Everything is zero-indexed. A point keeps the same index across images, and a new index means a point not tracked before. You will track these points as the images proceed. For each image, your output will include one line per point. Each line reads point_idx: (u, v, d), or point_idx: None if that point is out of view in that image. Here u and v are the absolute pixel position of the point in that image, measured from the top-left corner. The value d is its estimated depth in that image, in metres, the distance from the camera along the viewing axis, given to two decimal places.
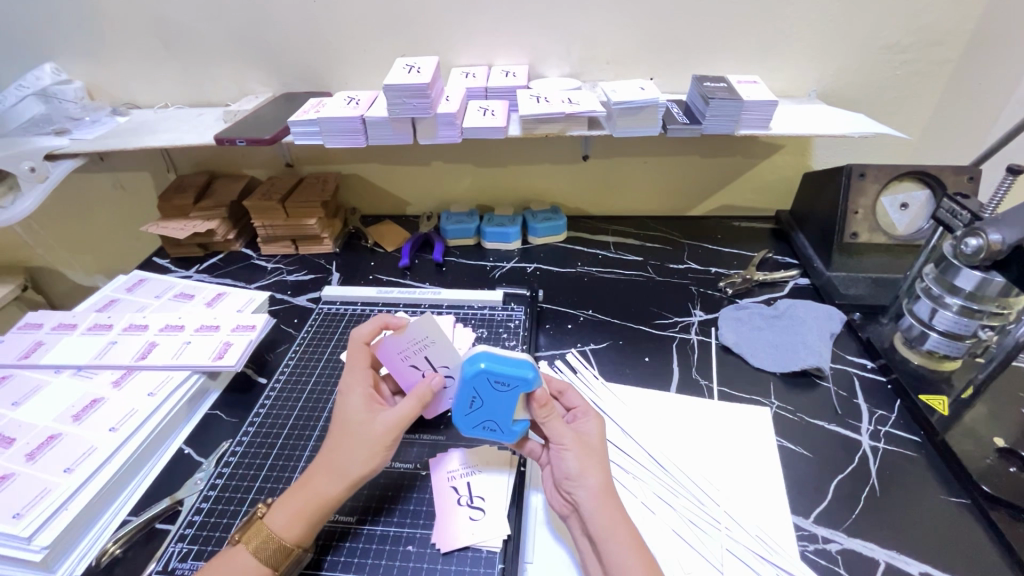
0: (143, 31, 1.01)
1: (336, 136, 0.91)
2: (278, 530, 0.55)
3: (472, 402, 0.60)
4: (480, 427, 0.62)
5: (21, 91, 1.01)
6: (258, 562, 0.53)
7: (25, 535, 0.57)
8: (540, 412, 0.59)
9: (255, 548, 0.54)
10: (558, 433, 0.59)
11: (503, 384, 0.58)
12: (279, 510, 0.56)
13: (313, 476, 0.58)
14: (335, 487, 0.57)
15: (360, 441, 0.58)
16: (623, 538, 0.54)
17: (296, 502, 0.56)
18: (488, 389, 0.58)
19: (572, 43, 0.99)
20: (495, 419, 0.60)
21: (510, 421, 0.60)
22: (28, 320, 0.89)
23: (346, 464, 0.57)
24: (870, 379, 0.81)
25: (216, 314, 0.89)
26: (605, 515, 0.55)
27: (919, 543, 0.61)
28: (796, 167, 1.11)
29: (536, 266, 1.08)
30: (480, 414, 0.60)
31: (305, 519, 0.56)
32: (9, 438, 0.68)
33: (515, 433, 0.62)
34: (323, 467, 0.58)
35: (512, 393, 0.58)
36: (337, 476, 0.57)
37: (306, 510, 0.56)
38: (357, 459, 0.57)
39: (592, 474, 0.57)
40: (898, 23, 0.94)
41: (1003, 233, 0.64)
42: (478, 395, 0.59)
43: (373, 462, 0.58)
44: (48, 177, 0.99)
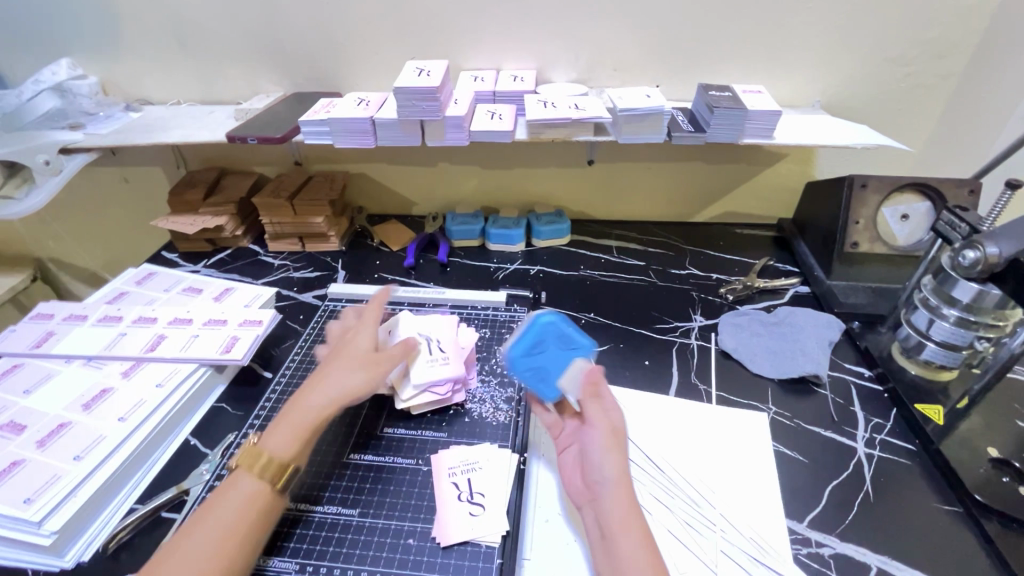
0: (159, 29, 1.03)
1: (346, 136, 0.92)
2: (270, 446, 0.59)
3: (535, 346, 0.65)
4: (526, 371, 0.65)
5: (37, 85, 1.02)
6: (253, 480, 0.57)
7: (35, 520, 0.58)
8: (585, 391, 0.63)
9: (251, 471, 0.57)
10: (595, 417, 0.62)
11: (571, 341, 0.66)
12: (269, 432, 0.60)
13: (299, 398, 0.63)
14: (322, 407, 0.63)
15: (347, 364, 0.66)
16: (635, 532, 0.54)
17: (286, 423, 0.61)
18: (552, 340, 0.66)
19: (580, 50, 1.00)
20: (545, 370, 0.65)
21: (556, 379, 0.65)
22: (40, 310, 0.91)
23: (330, 383, 0.64)
24: (868, 388, 0.82)
25: (224, 309, 0.91)
26: (622, 506, 0.56)
27: (911, 549, 0.62)
28: (799, 176, 1.12)
29: (540, 268, 1.09)
30: (535, 360, 0.65)
31: (296, 439, 0.60)
32: (20, 425, 0.70)
33: (553, 392, 0.65)
34: (305, 394, 0.64)
35: (569, 351, 0.66)
36: (321, 396, 0.63)
37: (295, 429, 0.61)
38: (342, 381, 0.64)
39: (615, 465, 0.59)
40: (902, 36, 0.95)
41: (1000, 246, 0.65)
42: (540, 342, 0.65)
43: (360, 382, 0.64)
44: (62, 170, 1.00)
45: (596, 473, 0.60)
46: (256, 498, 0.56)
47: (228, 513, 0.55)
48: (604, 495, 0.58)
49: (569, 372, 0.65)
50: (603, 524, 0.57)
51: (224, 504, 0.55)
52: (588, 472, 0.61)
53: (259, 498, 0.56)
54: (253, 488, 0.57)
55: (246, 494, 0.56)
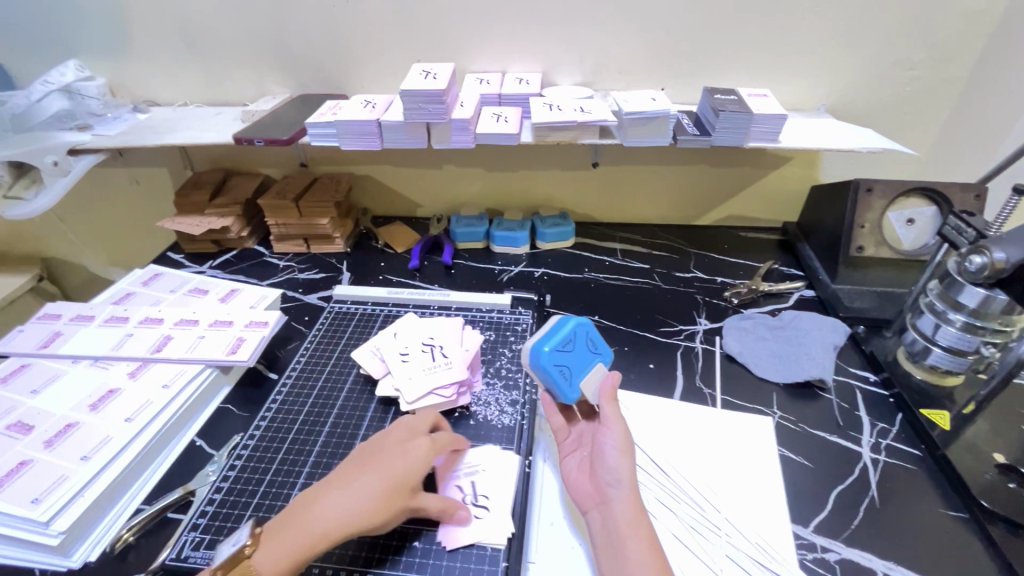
0: (167, 32, 1.04)
1: (352, 139, 0.93)
2: (264, 564, 0.53)
3: (566, 343, 0.66)
4: (556, 368, 0.64)
5: (46, 86, 1.01)
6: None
7: (43, 520, 0.59)
8: (607, 398, 0.65)
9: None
10: (613, 419, 0.63)
11: (593, 345, 0.68)
12: (267, 550, 0.54)
13: (310, 506, 0.57)
14: (332, 525, 0.55)
15: (372, 480, 0.58)
16: (644, 537, 0.55)
17: (286, 538, 0.55)
18: (582, 343, 0.67)
19: (586, 53, 1.01)
20: (572, 368, 0.65)
21: (579, 379, 0.66)
22: (47, 310, 0.91)
23: (340, 503, 0.56)
24: (873, 392, 0.81)
25: (229, 311, 0.91)
26: (633, 510, 0.57)
27: (918, 555, 0.62)
28: (804, 180, 1.12)
29: (544, 270, 1.10)
30: (563, 357, 0.65)
31: (290, 555, 0.54)
32: (28, 425, 0.70)
33: (573, 395, 0.65)
34: (329, 495, 0.57)
35: (593, 356, 0.68)
36: (327, 511, 0.56)
37: (295, 547, 0.54)
38: (363, 498, 0.57)
39: (628, 469, 0.59)
40: (907, 40, 0.95)
41: (1007, 251, 0.65)
42: (571, 340, 0.66)
43: (375, 507, 0.57)
44: (70, 171, 1.01)
45: (609, 476, 0.60)
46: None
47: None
48: (615, 500, 0.58)
49: (591, 376, 0.67)
50: (612, 527, 0.57)
51: None
52: (598, 473, 0.62)
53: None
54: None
55: None
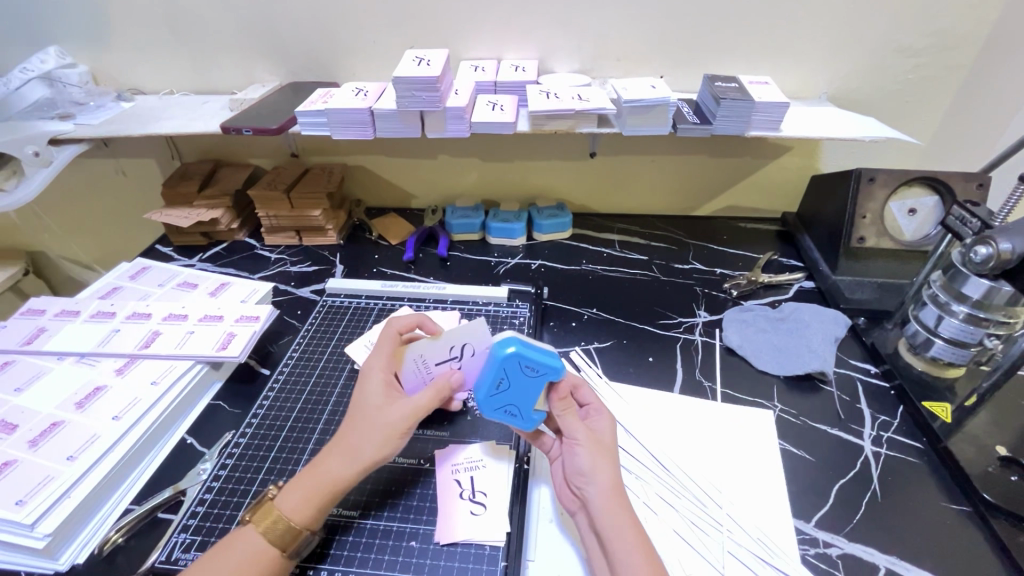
0: (149, 16, 1.00)
1: (343, 128, 0.90)
2: (291, 507, 0.55)
3: (498, 384, 0.59)
4: (501, 411, 0.61)
5: (26, 74, 0.99)
6: (267, 544, 0.53)
7: (28, 523, 0.57)
8: (558, 405, 0.62)
9: (266, 530, 0.54)
10: (573, 428, 0.60)
11: (533, 369, 0.59)
12: (291, 493, 0.56)
13: (326, 457, 0.58)
14: (347, 470, 0.57)
15: (374, 425, 0.58)
16: (624, 538, 0.53)
17: (306, 484, 0.56)
18: (518, 373, 0.59)
19: (583, 39, 0.98)
20: (516, 403, 0.60)
21: (531, 407, 0.60)
22: (31, 305, 0.89)
23: (358, 448, 0.58)
24: (874, 384, 0.81)
25: (220, 305, 0.89)
26: (610, 510, 0.55)
27: (920, 549, 0.61)
28: (803, 169, 1.11)
29: (541, 262, 1.08)
30: (503, 398, 0.60)
31: (315, 500, 0.56)
32: (12, 424, 0.68)
33: (533, 421, 0.62)
34: (336, 449, 0.58)
35: (539, 379, 0.59)
36: (344, 459, 0.57)
37: (317, 492, 0.56)
38: (370, 442, 0.58)
39: (602, 472, 0.57)
40: (910, 26, 0.93)
41: (1013, 242, 0.64)
42: (505, 378, 0.59)
43: (385, 448, 0.58)
44: (52, 162, 0.98)
45: (582, 481, 0.58)
46: (266, 556, 0.53)
47: (238, 567, 0.52)
48: (592, 504, 0.57)
49: (543, 399, 0.60)
50: (595, 531, 0.56)
51: (231, 561, 0.52)
52: (574, 481, 0.60)
53: (268, 562, 0.53)
54: (266, 547, 0.54)
55: (258, 552, 0.53)
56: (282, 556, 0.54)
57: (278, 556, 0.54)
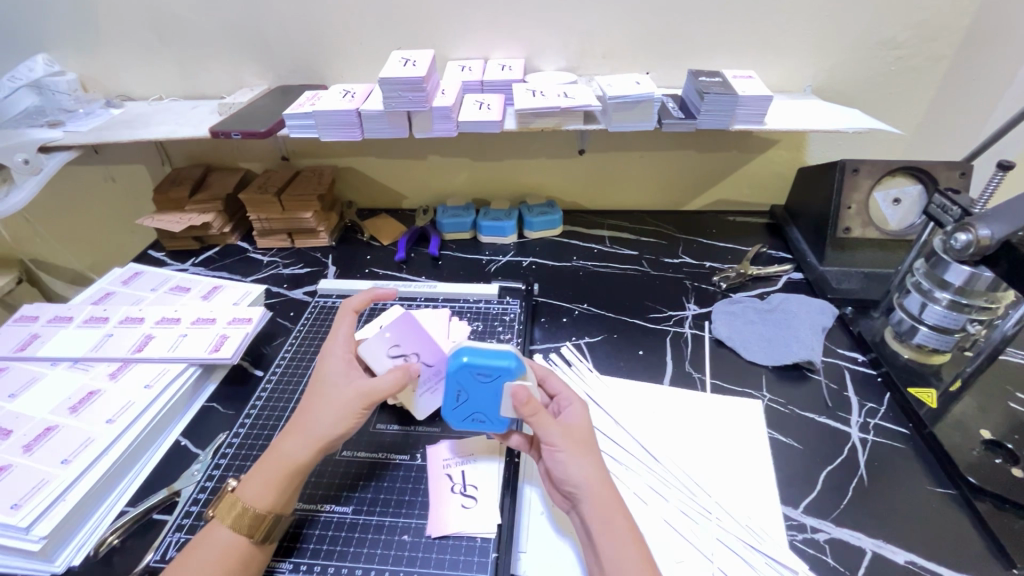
0: (138, 23, 1.01)
1: (332, 130, 0.91)
2: (251, 493, 0.56)
3: (459, 397, 0.60)
4: (469, 421, 0.62)
5: (14, 82, 1.00)
6: (232, 533, 0.54)
7: (23, 526, 0.57)
8: (524, 411, 0.57)
9: (230, 521, 0.55)
10: (547, 429, 0.59)
11: (487, 374, 0.59)
12: (251, 482, 0.57)
13: (283, 442, 0.60)
14: (303, 450, 0.59)
15: (328, 403, 0.60)
16: (617, 533, 0.54)
17: (266, 472, 0.58)
18: (473, 382, 0.59)
19: (568, 37, 0.99)
20: (481, 411, 0.61)
21: (496, 412, 0.61)
22: (24, 312, 0.89)
23: (312, 427, 0.59)
24: (862, 373, 0.82)
25: (212, 308, 0.89)
26: (599, 506, 0.56)
27: (906, 533, 0.62)
28: (790, 162, 1.12)
29: (532, 260, 1.09)
30: (467, 408, 0.61)
31: (275, 484, 0.57)
32: (6, 430, 0.69)
33: (502, 424, 0.62)
34: (292, 433, 0.60)
35: (495, 383, 0.59)
36: (300, 440, 0.59)
37: (277, 476, 0.57)
38: (323, 422, 0.59)
39: (583, 469, 0.57)
40: (891, 18, 0.94)
41: (992, 228, 0.65)
42: (463, 389, 0.60)
43: (341, 425, 0.60)
44: (42, 169, 0.98)
45: (567, 481, 0.58)
46: (234, 545, 0.54)
47: (209, 559, 0.52)
48: (580, 503, 0.57)
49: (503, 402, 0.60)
50: (585, 525, 0.56)
51: (203, 555, 0.53)
52: (559, 481, 0.60)
53: (237, 549, 0.54)
54: (231, 537, 0.54)
55: (224, 544, 0.54)
56: (247, 544, 0.54)
57: (242, 544, 0.54)
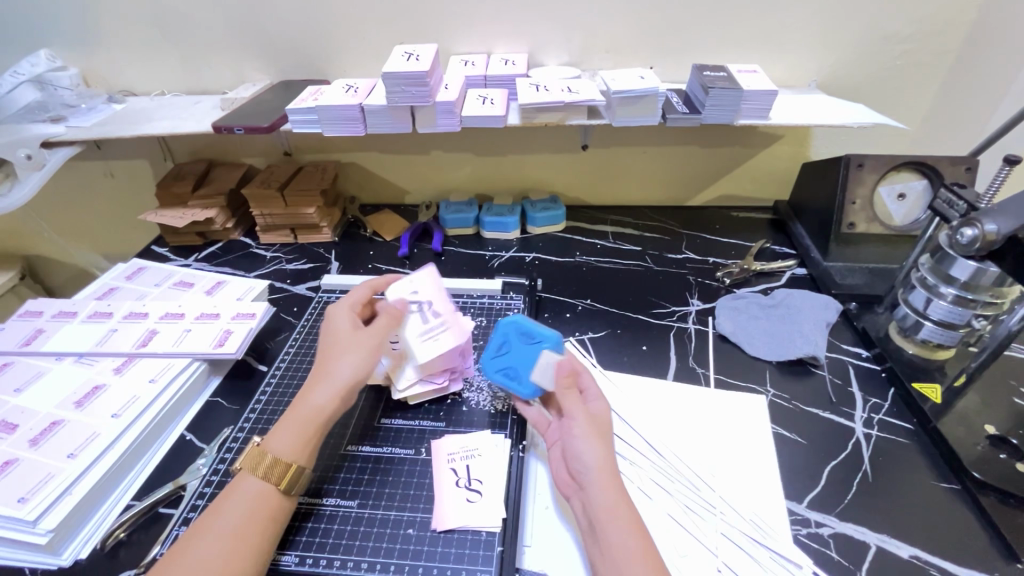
0: (139, 18, 1.00)
1: (335, 125, 0.90)
2: (279, 444, 0.58)
3: (500, 348, 0.71)
4: (498, 374, 0.70)
5: (16, 77, 0.99)
6: (264, 484, 0.56)
7: (30, 519, 0.58)
8: (562, 383, 0.63)
9: (261, 471, 0.57)
10: (573, 408, 0.61)
11: (531, 337, 0.70)
12: (279, 434, 0.59)
13: (305, 394, 0.63)
14: (328, 397, 0.62)
15: (346, 352, 0.65)
16: (621, 521, 0.53)
17: (293, 422, 0.61)
18: (518, 341, 0.70)
19: (572, 32, 0.99)
20: (515, 367, 0.69)
21: (527, 374, 0.68)
22: (28, 307, 0.89)
23: (334, 375, 0.63)
24: (865, 368, 0.82)
25: (216, 303, 0.90)
26: (608, 493, 0.55)
27: (910, 527, 0.62)
28: (794, 157, 1.11)
29: (535, 255, 1.08)
30: (503, 360, 0.70)
31: (303, 433, 0.60)
32: (12, 424, 0.69)
33: (527, 387, 0.69)
34: (312, 383, 0.63)
35: (535, 347, 0.69)
36: (324, 387, 0.63)
37: (304, 426, 0.60)
38: (344, 367, 0.64)
39: (599, 455, 0.58)
40: (897, 12, 0.94)
41: (998, 223, 0.65)
42: (507, 343, 0.71)
43: (360, 369, 0.64)
44: (45, 165, 0.98)
45: (580, 463, 0.58)
46: (266, 494, 0.56)
47: (243, 507, 0.55)
48: (589, 487, 0.57)
49: (538, 366, 0.67)
50: (592, 515, 0.55)
51: (237, 503, 0.55)
52: (572, 464, 0.60)
53: (272, 496, 0.56)
54: (264, 487, 0.56)
55: (256, 494, 0.56)
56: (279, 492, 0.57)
57: (276, 492, 0.56)
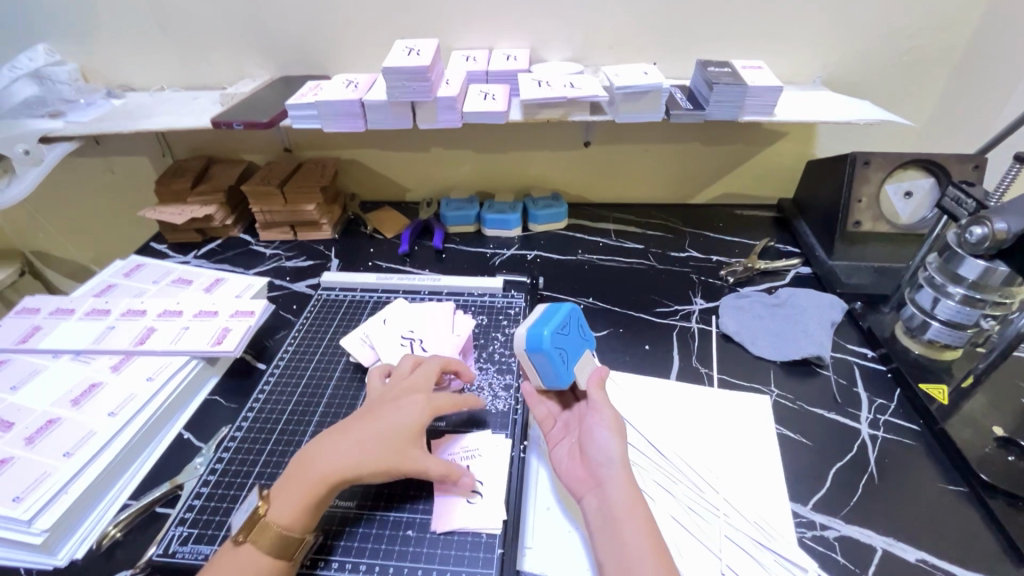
0: (138, 12, 0.99)
1: (335, 120, 0.89)
2: (284, 511, 0.55)
3: (563, 327, 0.64)
4: (554, 352, 0.62)
5: (14, 72, 0.98)
6: (260, 551, 0.53)
7: (25, 518, 0.57)
8: (592, 381, 0.64)
9: (262, 538, 0.54)
10: (601, 401, 0.62)
11: (583, 331, 0.68)
12: (283, 498, 0.56)
13: (318, 455, 0.59)
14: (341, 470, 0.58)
15: (378, 429, 0.60)
16: (642, 518, 0.54)
17: (299, 486, 0.57)
18: (573, 328, 0.66)
19: (575, 27, 0.97)
20: (567, 352, 0.64)
21: (574, 364, 0.64)
22: (25, 304, 0.89)
23: (352, 450, 0.58)
24: (871, 368, 0.81)
25: (214, 300, 0.89)
26: (630, 491, 0.55)
27: (917, 530, 0.61)
28: (799, 155, 1.10)
29: (537, 253, 1.08)
30: (562, 341, 0.63)
31: (306, 501, 0.56)
32: (8, 422, 0.68)
33: (568, 377, 0.64)
34: (328, 447, 0.59)
35: (583, 342, 0.67)
36: (336, 459, 0.58)
37: (309, 493, 0.56)
38: (366, 443, 0.59)
39: (623, 452, 0.58)
40: (905, 7, 0.92)
41: (1008, 222, 0.64)
42: (567, 325, 0.65)
43: (383, 452, 0.59)
44: (43, 160, 0.97)
45: (601, 455, 0.58)
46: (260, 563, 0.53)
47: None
48: (611, 483, 0.56)
49: (582, 360, 0.66)
50: (608, 511, 0.55)
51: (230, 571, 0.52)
52: (590, 459, 0.59)
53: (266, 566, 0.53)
54: (259, 553, 0.53)
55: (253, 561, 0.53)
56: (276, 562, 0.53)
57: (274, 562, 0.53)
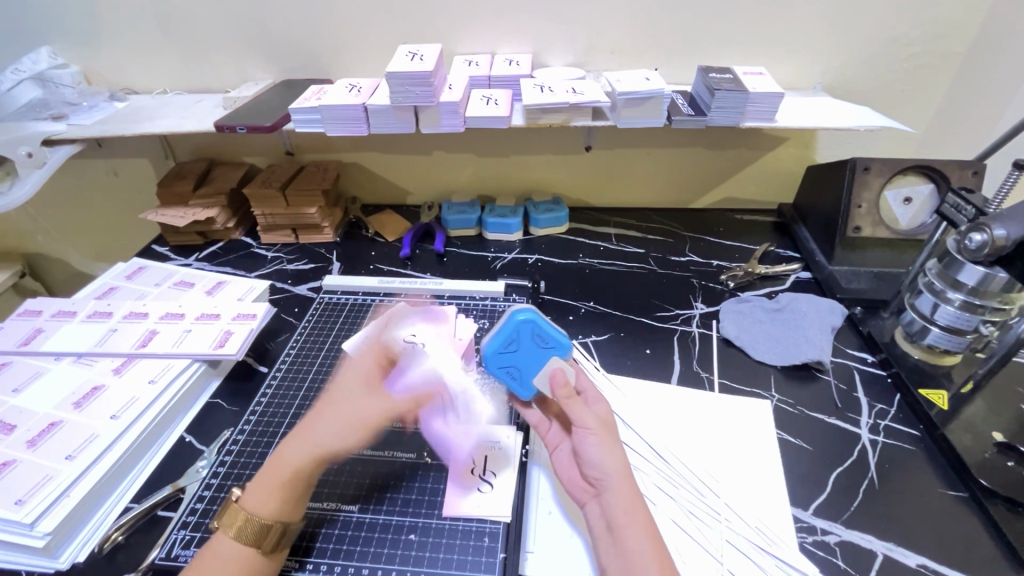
0: (141, 15, 1.00)
1: (337, 124, 0.90)
2: (254, 501, 0.56)
3: (509, 345, 0.62)
4: (502, 370, 0.64)
5: (16, 75, 0.98)
6: (238, 544, 0.53)
7: (27, 521, 0.57)
8: (562, 392, 0.60)
9: (235, 529, 0.54)
10: (580, 415, 0.58)
11: (543, 340, 0.63)
12: (253, 490, 0.57)
13: (283, 447, 0.60)
14: (303, 456, 0.59)
15: (335, 415, 0.62)
16: (640, 527, 0.53)
17: (268, 479, 0.58)
18: (529, 341, 0.63)
19: (577, 32, 0.98)
20: (518, 368, 0.63)
21: (531, 377, 0.64)
22: (27, 306, 0.89)
23: (313, 435, 0.60)
24: (871, 373, 0.81)
25: (216, 303, 0.89)
26: (626, 499, 0.55)
27: (917, 535, 0.61)
28: (799, 160, 1.11)
29: (538, 257, 1.08)
30: (509, 358, 0.63)
31: (277, 491, 0.57)
32: (10, 425, 0.68)
33: (528, 389, 0.65)
34: (293, 439, 0.61)
35: (546, 351, 0.63)
36: (303, 446, 0.60)
37: (279, 483, 0.58)
38: (328, 431, 0.61)
39: (615, 460, 0.57)
40: (904, 14, 0.93)
41: (1007, 228, 0.64)
42: (516, 341, 0.62)
43: (343, 438, 0.61)
44: (46, 162, 0.98)
45: (593, 468, 0.57)
46: (243, 556, 0.53)
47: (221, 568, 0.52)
48: (609, 493, 0.56)
49: (543, 370, 0.63)
50: (609, 519, 0.55)
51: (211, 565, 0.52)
52: (585, 469, 0.59)
53: (248, 557, 0.53)
54: (239, 547, 0.53)
55: (231, 554, 0.53)
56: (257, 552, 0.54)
57: (252, 555, 0.53)
